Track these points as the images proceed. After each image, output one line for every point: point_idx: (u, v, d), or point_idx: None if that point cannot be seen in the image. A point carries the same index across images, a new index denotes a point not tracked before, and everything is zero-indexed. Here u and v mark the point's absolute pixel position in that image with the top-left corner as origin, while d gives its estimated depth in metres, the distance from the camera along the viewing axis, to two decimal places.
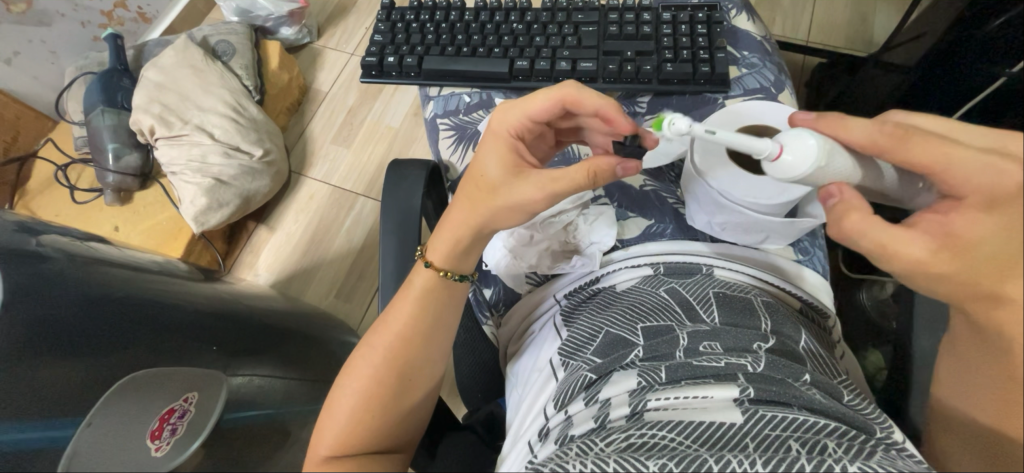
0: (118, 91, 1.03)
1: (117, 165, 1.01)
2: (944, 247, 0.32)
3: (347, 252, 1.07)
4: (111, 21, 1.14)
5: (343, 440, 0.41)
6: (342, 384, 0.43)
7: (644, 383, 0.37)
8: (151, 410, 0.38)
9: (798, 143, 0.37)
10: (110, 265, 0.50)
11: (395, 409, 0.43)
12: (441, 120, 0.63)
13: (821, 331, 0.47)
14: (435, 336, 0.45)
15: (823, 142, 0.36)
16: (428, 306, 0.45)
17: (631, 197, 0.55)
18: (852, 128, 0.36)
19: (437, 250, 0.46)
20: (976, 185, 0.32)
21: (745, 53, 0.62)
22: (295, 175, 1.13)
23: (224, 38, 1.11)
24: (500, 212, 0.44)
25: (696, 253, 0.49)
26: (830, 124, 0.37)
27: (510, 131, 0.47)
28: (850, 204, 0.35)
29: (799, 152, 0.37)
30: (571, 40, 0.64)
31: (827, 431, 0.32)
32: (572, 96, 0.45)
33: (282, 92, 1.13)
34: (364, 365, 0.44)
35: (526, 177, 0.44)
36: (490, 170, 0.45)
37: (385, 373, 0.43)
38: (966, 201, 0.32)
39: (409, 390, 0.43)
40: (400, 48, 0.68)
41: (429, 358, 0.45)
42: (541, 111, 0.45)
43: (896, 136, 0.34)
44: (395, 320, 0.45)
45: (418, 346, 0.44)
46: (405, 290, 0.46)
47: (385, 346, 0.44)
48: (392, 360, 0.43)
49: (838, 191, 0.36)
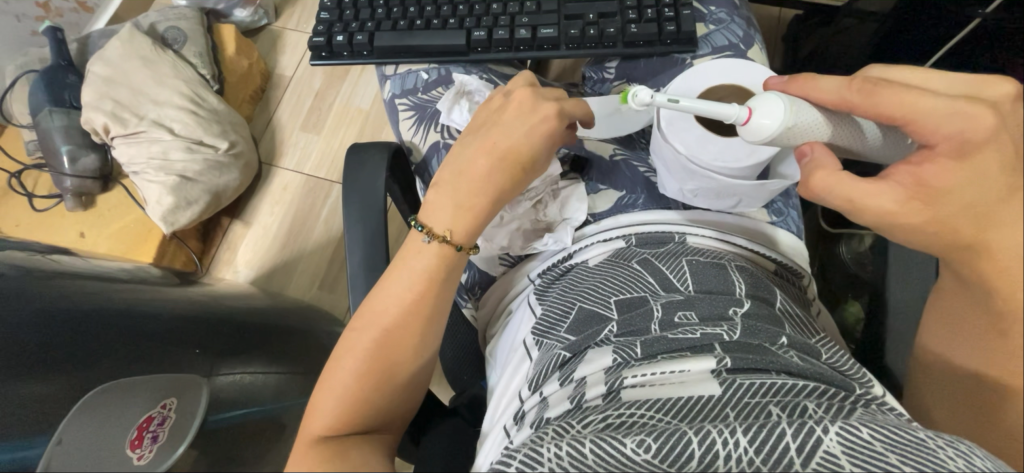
0: (65, 89, 0.97)
1: (74, 168, 0.96)
2: (929, 193, 0.33)
3: (327, 242, 1.05)
4: (49, 13, 1.07)
5: (337, 419, 0.40)
6: (336, 362, 0.42)
7: (619, 360, 0.36)
8: (128, 420, 0.37)
9: (767, 105, 0.37)
10: (73, 278, 0.48)
11: (387, 387, 0.42)
12: (400, 100, 0.60)
13: (796, 290, 0.47)
14: (436, 315, 0.44)
15: (790, 100, 0.36)
16: (434, 283, 0.44)
17: (601, 168, 0.54)
18: (823, 85, 0.37)
19: (469, 230, 0.44)
20: (946, 134, 0.33)
21: (711, 8, 0.60)
22: (266, 166, 1.09)
23: (173, 24, 1.04)
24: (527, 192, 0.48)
25: (666, 221, 0.47)
26: (803, 86, 0.38)
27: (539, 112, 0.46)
28: (823, 162, 0.36)
29: (772, 113, 0.37)
30: (530, 6, 0.61)
31: (807, 393, 0.32)
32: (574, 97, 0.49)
33: (242, 79, 1.08)
34: (358, 342, 0.42)
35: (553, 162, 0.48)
36: (537, 155, 0.46)
37: (380, 351, 0.42)
38: (939, 149, 0.33)
39: (402, 369, 0.42)
40: (350, 25, 0.64)
41: (430, 338, 0.44)
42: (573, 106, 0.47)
43: (864, 91, 0.35)
44: (398, 296, 0.43)
45: (417, 327, 0.43)
46: (411, 261, 0.44)
47: (381, 325, 0.42)
48: (387, 340, 0.42)
49: (810, 150, 0.37)
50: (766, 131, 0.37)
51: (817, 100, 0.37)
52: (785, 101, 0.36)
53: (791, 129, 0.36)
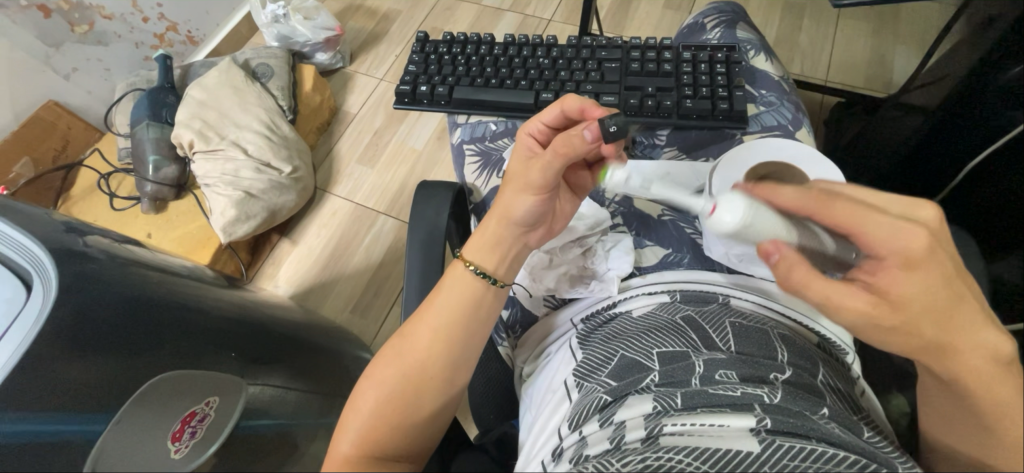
0: (163, 107, 1.10)
1: (156, 175, 1.06)
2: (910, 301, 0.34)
3: (365, 267, 1.09)
4: (162, 43, 1.22)
5: (366, 440, 0.41)
6: (369, 379, 0.44)
7: (660, 408, 0.37)
8: (175, 412, 0.40)
9: (727, 205, 0.38)
10: (146, 268, 0.52)
11: (414, 416, 0.42)
12: (468, 146, 0.67)
13: (839, 366, 0.46)
14: (466, 350, 0.44)
15: (750, 203, 0.38)
16: (461, 307, 0.45)
17: (647, 225, 0.57)
18: (783, 192, 0.37)
19: (468, 246, 0.48)
20: (893, 248, 0.33)
21: (762, 92, 0.64)
22: (320, 191, 1.17)
23: (264, 61, 1.18)
24: (512, 195, 0.46)
25: (712, 282, 0.49)
26: (764, 191, 0.38)
27: (525, 133, 0.50)
28: (792, 260, 0.35)
29: (731, 211, 0.38)
30: (594, 75, 0.67)
31: (847, 464, 0.31)
32: (568, 99, 0.48)
33: (313, 112, 1.19)
34: (392, 363, 0.44)
35: (531, 163, 0.47)
36: (509, 165, 0.49)
37: (409, 378, 0.43)
38: (886, 262, 0.33)
39: (427, 400, 0.43)
40: (431, 78, 0.72)
41: (456, 365, 0.44)
42: (547, 112, 0.49)
43: (819, 202, 0.35)
44: (432, 322, 0.44)
45: (442, 360, 0.43)
46: (442, 287, 0.46)
47: (412, 347, 0.44)
48: (413, 369, 0.43)
49: (776, 249, 0.36)
50: (724, 227, 0.38)
51: (780, 204, 0.38)
52: (744, 200, 0.38)
53: (751, 224, 0.38)
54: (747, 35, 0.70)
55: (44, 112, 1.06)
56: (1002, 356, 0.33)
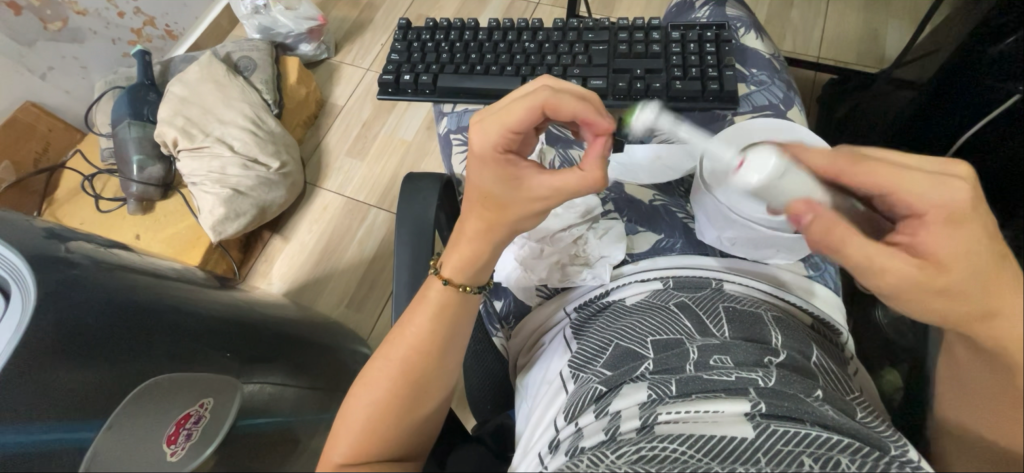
0: (144, 105, 1.08)
1: (141, 175, 1.04)
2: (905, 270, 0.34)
3: (359, 262, 1.09)
4: (140, 38, 1.19)
5: (358, 448, 0.41)
6: (358, 388, 0.44)
7: (654, 397, 0.37)
8: (172, 414, 0.39)
9: (759, 159, 0.40)
10: (133, 272, 0.50)
11: (407, 421, 0.42)
12: (455, 135, 0.66)
13: (832, 346, 0.46)
14: (452, 353, 0.45)
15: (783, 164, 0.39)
16: (445, 312, 0.45)
17: (641, 212, 0.57)
18: (814, 154, 0.39)
19: (449, 264, 0.45)
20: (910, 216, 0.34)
21: (753, 71, 0.63)
22: (311, 186, 1.16)
23: (246, 54, 1.15)
24: (520, 223, 0.44)
25: (706, 267, 0.49)
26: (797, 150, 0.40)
27: (493, 145, 0.41)
28: (827, 220, 0.36)
29: (759, 167, 0.40)
30: (581, 58, 0.66)
31: (840, 447, 0.31)
32: (550, 99, 0.41)
33: (299, 105, 1.17)
34: (381, 373, 0.43)
35: (529, 187, 0.42)
36: (493, 189, 0.42)
37: (397, 385, 0.43)
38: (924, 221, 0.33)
39: (420, 405, 0.43)
40: (415, 66, 0.70)
41: (444, 367, 0.44)
42: (518, 116, 0.40)
43: (850, 160, 0.37)
44: (416, 329, 0.44)
45: (432, 365, 0.44)
46: (425, 294, 0.46)
47: (400, 355, 0.44)
48: (401, 377, 0.43)
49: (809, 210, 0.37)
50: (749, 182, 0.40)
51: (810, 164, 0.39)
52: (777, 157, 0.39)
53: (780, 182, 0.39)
54: (737, 12, 0.69)
55: (22, 114, 1.03)
56: (992, 330, 0.33)
